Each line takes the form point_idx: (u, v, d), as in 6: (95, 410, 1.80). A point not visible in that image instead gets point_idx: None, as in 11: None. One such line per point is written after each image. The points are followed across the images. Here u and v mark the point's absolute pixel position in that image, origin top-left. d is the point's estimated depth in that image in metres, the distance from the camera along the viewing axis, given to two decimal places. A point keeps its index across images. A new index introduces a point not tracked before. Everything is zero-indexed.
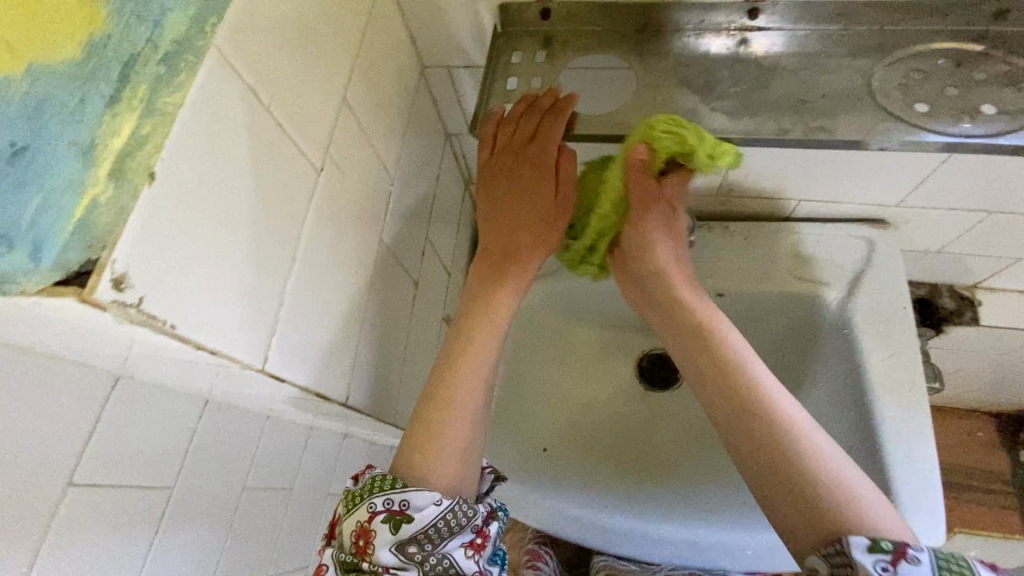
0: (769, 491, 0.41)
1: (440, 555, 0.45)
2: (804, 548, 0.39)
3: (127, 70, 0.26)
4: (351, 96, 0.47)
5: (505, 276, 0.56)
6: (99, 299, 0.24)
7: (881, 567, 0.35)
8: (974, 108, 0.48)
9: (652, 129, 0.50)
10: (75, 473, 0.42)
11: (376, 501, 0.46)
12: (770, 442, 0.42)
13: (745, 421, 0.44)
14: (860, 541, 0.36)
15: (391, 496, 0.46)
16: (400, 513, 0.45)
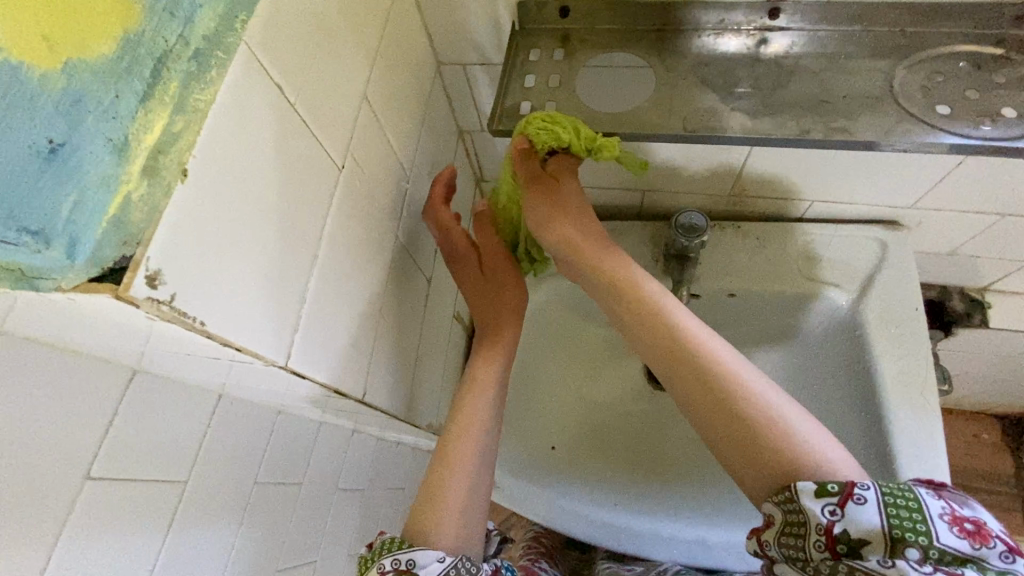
0: (717, 446, 0.41)
1: None
2: (760, 496, 0.39)
3: (159, 66, 0.26)
4: (371, 93, 0.47)
5: (488, 351, 0.63)
6: (134, 296, 0.24)
7: (829, 510, 0.35)
8: (995, 112, 0.48)
9: (527, 125, 0.54)
10: (93, 466, 0.43)
11: (385, 561, 0.48)
12: (708, 395, 0.42)
13: (683, 379, 0.44)
14: (807, 486, 0.36)
15: (398, 555, 0.47)
16: (408, 570, 0.47)
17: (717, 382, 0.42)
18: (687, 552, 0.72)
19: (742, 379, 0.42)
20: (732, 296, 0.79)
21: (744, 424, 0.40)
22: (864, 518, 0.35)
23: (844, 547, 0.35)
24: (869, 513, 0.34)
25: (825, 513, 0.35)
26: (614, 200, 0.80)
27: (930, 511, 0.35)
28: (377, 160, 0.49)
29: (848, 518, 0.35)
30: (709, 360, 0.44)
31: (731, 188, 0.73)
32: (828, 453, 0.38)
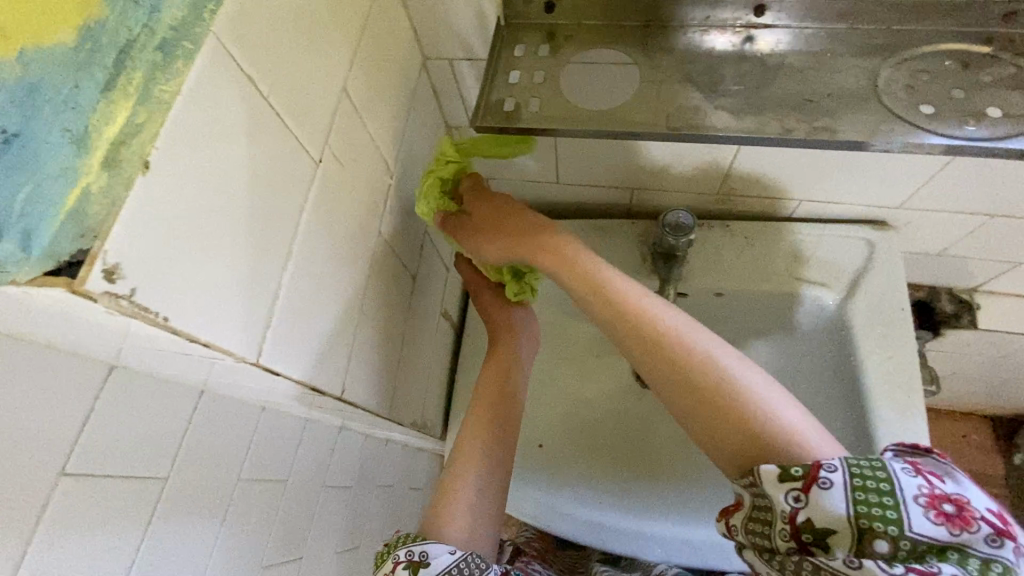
0: (688, 426, 0.41)
1: None
2: (733, 473, 0.39)
3: (122, 56, 0.26)
4: (351, 87, 0.46)
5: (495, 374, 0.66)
6: (90, 290, 0.24)
7: (792, 497, 0.34)
8: (980, 112, 0.47)
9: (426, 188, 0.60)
10: (67, 463, 0.42)
11: (400, 553, 0.50)
12: (676, 376, 0.42)
13: (653, 368, 0.43)
14: (770, 470, 0.35)
15: (412, 547, 0.49)
16: (420, 561, 0.48)
17: (684, 362, 0.42)
18: (670, 551, 0.72)
19: (707, 356, 0.42)
20: (719, 295, 0.79)
21: (713, 403, 0.40)
22: (829, 504, 0.33)
23: (810, 536, 0.34)
24: (835, 500, 0.33)
25: (789, 500, 0.35)
26: (602, 198, 0.80)
27: (905, 494, 0.33)
28: (358, 155, 0.49)
29: (813, 505, 0.34)
30: (674, 340, 0.43)
31: (719, 187, 0.73)
32: (793, 427, 0.38)
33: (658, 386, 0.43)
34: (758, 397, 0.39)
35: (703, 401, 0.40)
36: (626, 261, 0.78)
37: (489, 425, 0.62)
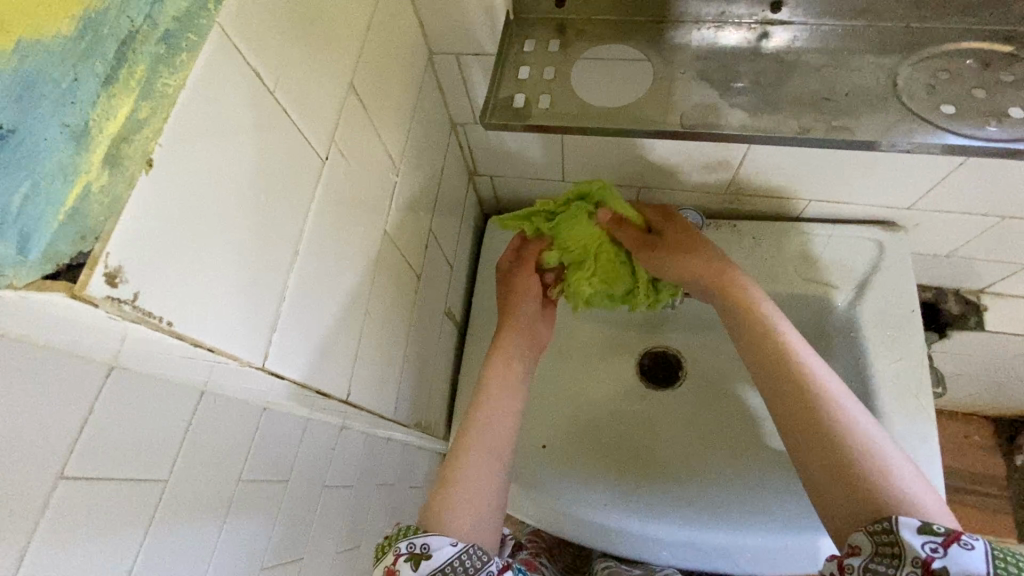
0: (810, 467, 0.43)
1: None
2: (846, 531, 0.40)
3: (123, 48, 0.25)
4: (357, 81, 0.45)
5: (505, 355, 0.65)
6: (91, 295, 0.23)
7: (930, 547, 0.34)
8: (1002, 112, 0.46)
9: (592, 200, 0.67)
10: (66, 465, 0.41)
11: (401, 545, 0.48)
12: (814, 421, 0.44)
13: (796, 405, 0.45)
14: (909, 521, 0.36)
15: (414, 539, 0.48)
16: (421, 554, 0.47)
17: (828, 412, 0.44)
18: (674, 552, 0.71)
19: (858, 422, 0.43)
20: None
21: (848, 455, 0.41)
22: (969, 564, 0.33)
23: None
24: (975, 560, 0.34)
25: (925, 549, 0.35)
26: None
27: None
28: (364, 152, 0.48)
29: (951, 558, 0.34)
30: (826, 392, 0.45)
31: (729, 187, 0.72)
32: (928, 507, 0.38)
33: (792, 421, 0.45)
34: (899, 473, 0.40)
35: (837, 449, 0.42)
36: None
37: (492, 415, 0.59)
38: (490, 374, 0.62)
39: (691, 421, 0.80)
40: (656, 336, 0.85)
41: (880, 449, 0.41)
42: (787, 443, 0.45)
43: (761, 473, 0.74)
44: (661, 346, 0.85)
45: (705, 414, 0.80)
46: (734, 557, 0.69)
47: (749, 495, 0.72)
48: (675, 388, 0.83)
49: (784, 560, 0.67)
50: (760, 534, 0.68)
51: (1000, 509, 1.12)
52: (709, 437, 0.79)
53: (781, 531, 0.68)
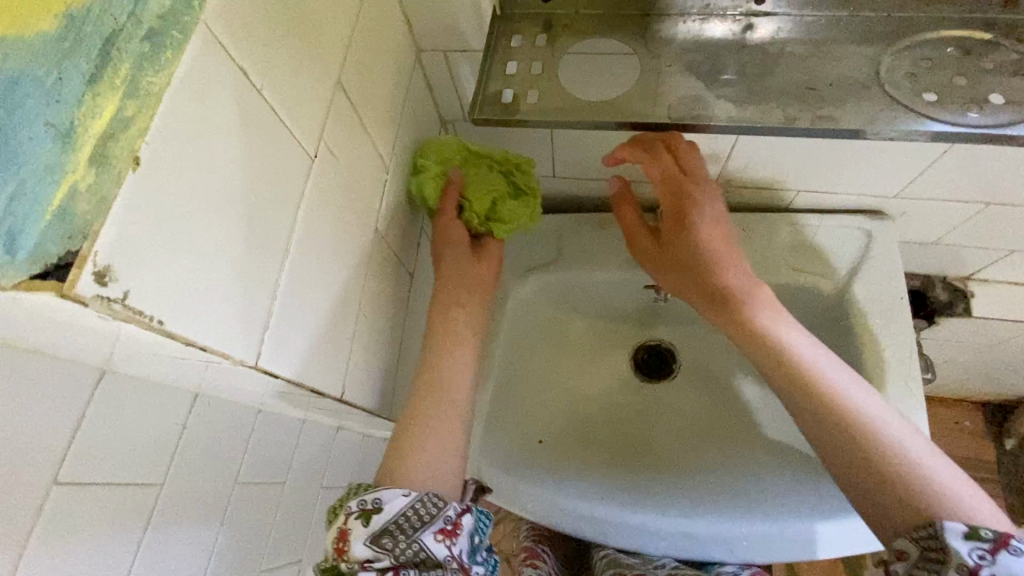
0: (851, 489, 0.41)
1: (413, 543, 0.45)
2: (886, 534, 0.38)
3: (107, 47, 0.26)
4: (345, 78, 0.45)
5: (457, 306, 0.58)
6: (80, 294, 0.22)
7: (977, 555, 0.34)
8: (982, 98, 0.47)
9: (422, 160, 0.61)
10: (60, 470, 0.41)
11: (352, 503, 0.46)
12: (847, 440, 0.41)
13: (825, 422, 0.43)
14: (955, 526, 0.35)
15: (364, 496, 0.46)
16: (373, 509, 0.46)
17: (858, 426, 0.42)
18: (673, 542, 0.69)
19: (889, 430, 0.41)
20: None
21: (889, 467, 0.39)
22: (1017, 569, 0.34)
23: None
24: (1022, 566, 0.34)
25: (972, 557, 0.34)
26: (600, 193, 0.80)
27: None
28: (354, 150, 0.48)
29: (999, 564, 0.34)
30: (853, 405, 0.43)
31: (717, 179, 0.73)
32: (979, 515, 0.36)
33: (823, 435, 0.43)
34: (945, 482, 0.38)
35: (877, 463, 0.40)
36: (622, 255, 0.78)
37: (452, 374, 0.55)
38: (437, 327, 0.57)
39: (686, 415, 0.82)
40: (649, 329, 0.86)
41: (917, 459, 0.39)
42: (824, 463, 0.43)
43: (755, 463, 0.75)
44: (657, 339, 0.86)
45: (699, 406, 0.82)
46: (732, 546, 0.68)
47: (743, 483, 0.73)
48: (669, 380, 0.84)
49: (782, 548, 0.67)
50: (756, 522, 0.68)
51: (990, 493, 1.14)
52: (703, 428, 0.80)
53: (777, 518, 0.68)
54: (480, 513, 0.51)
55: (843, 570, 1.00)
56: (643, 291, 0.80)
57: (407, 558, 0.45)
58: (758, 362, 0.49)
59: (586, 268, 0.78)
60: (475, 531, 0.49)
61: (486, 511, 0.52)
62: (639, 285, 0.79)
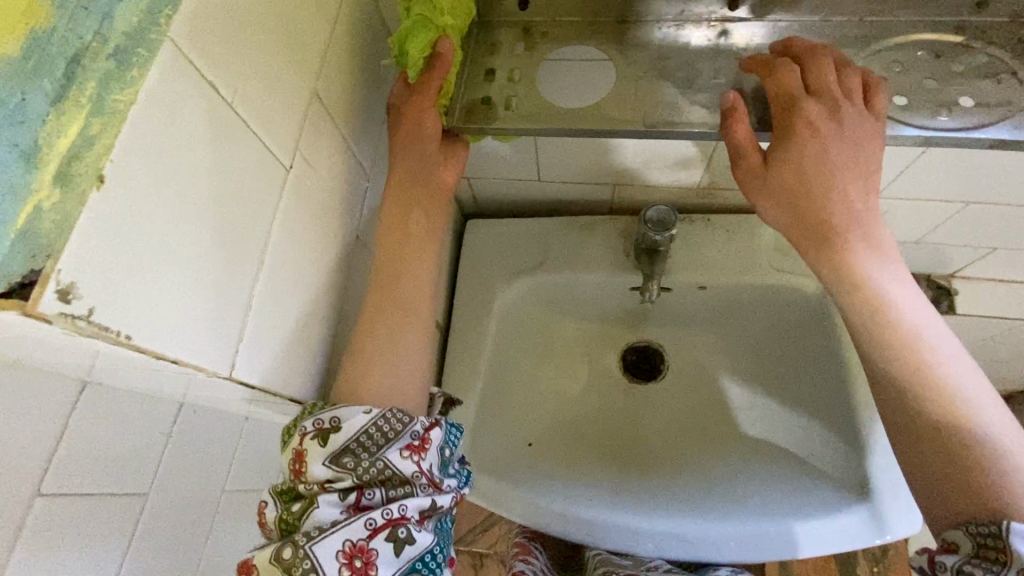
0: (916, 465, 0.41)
1: (377, 461, 0.44)
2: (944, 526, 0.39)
3: (72, 66, 0.26)
4: (321, 88, 0.45)
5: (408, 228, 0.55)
6: (43, 313, 0.23)
7: None
8: (952, 101, 0.48)
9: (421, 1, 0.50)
10: (42, 482, 0.40)
11: (307, 423, 0.46)
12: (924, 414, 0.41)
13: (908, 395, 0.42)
14: (1021, 529, 0.34)
15: (320, 415, 0.46)
16: (330, 428, 0.45)
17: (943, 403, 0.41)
18: (660, 545, 0.69)
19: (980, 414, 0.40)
20: (703, 289, 0.77)
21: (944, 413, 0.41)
22: None
23: None
24: None
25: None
26: (585, 195, 0.80)
27: None
28: (331, 159, 0.48)
29: None
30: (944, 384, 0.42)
31: (700, 181, 0.73)
32: None
33: (884, 381, 0.44)
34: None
35: (938, 414, 0.41)
36: (608, 256, 0.78)
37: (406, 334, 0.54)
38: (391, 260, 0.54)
39: (676, 414, 0.82)
40: (637, 330, 0.86)
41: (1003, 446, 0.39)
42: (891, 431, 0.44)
43: (743, 463, 0.75)
44: (644, 340, 0.86)
45: (689, 406, 0.82)
46: (719, 547, 0.68)
47: (731, 484, 0.74)
48: (656, 381, 0.84)
49: (767, 547, 0.67)
50: (742, 522, 0.69)
51: None
52: (691, 427, 0.80)
53: (761, 518, 0.69)
54: (451, 426, 0.50)
55: (837, 568, 1.01)
56: (630, 292, 0.80)
57: (371, 477, 0.44)
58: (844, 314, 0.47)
59: (572, 271, 0.79)
60: (445, 445, 0.48)
61: (456, 424, 0.50)
62: (625, 286, 0.79)
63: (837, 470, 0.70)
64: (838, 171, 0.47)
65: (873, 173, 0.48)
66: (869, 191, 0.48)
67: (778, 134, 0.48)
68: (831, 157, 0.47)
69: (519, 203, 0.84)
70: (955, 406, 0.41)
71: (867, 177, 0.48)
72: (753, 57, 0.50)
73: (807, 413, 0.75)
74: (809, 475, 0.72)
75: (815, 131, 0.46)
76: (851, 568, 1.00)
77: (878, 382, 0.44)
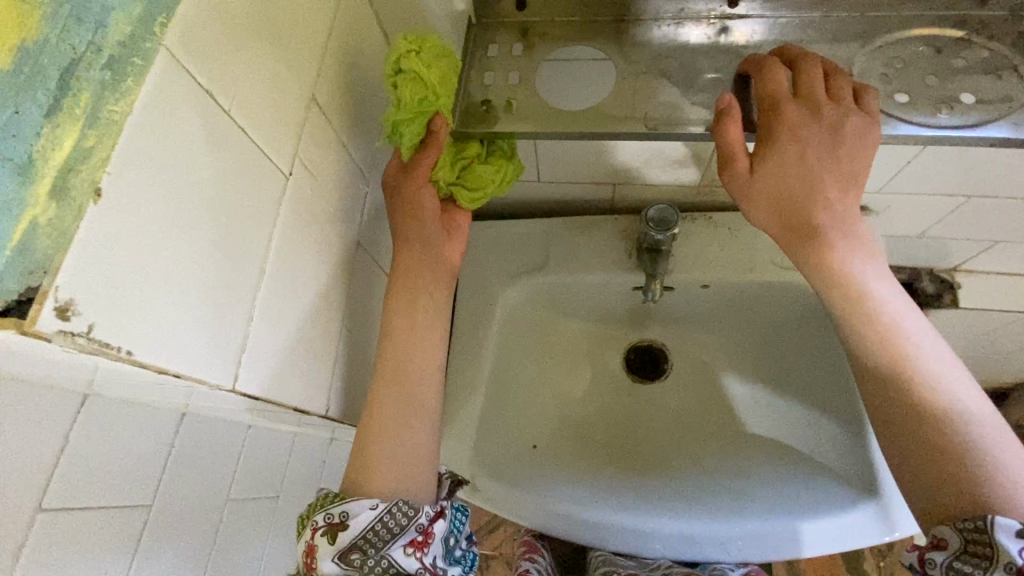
0: (898, 456, 0.41)
1: (382, 557, 0.44)
2: (928, 519, 0.39)
3: (65, 77, 0.25)
4: (319, 93, 0.45)
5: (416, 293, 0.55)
6: (41, 331, 0.23)
7: None
8: (953, 98, 0.48)
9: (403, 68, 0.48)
10: (44, 498, 0.40)
11: (319, 517, 0.46)
12: (909, 410, 0.41)
13: (893, 390, 0.42)
14: (1006, 524, 0.34)
15: (331, 510, 0.46)
16: (339, 524, 0.45)
17: (930, 399, 0.40)
18: (668, 545, 0.69)
19: (965, 410, 0.40)
20: (706, 287, 0.77)
21: (923, 412, 0.40)
22: None
23: None
24: None
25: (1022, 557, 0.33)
26: (586, 195, 0.79)
27: None
28: (330, 165, 0.48)
29: None
30: (928, 377, 0.41)
31: (701, 180, 0.72)
32: None
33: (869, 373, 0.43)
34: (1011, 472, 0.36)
35: (921, 408, 0.40)
36: (609, 257, 0.78)
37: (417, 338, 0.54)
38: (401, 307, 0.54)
39: (681, 414, 0.81)
40: (640, 330, 0.86)
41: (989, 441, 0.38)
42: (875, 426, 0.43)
43: (749, 462, 0.75)
44: (648, 339, 0.86)
45: (694, 406, 0.81)
46: (726, 546, 0.68)
47: (737, 484, 0.73)
48: (661, 380, 0.84)
49: (772, 547, 0.67)
50: (748, 521, 0.68)
51: None
52: (696, 427, 0.80)
53: (769, 518, 0.68)
54: (455, 512, 0.52)
55: (843, 563, 1.01)
56: (632, 292, 0.79)
57: (377, 574, 0.44)
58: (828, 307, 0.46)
59: (574, 272, 0.78)
60: (449, 534, 0.49)
61: (461, 510, 0.52)
62: (627, 286, 0.79)
63: (842, 467, 0.70)
64: (823, 169, 0.46)
65: (857, 177, 0.47)
66: (853, 195, 0.47)
67: (761, 135, 0.47)
68: (812, 159, 0.46)
69: (519, 204, 0.84)
70: (933, 403, 0.40)
71: (851, 181, 0.47)
72: (748, 60, 0.50)
73: (812, 410, 0.75)
74: (816, 473, 0.71)
75: (796, 130, 0.46)
76: (857, 563, 1.00)
77: (862, 375, 0.44)
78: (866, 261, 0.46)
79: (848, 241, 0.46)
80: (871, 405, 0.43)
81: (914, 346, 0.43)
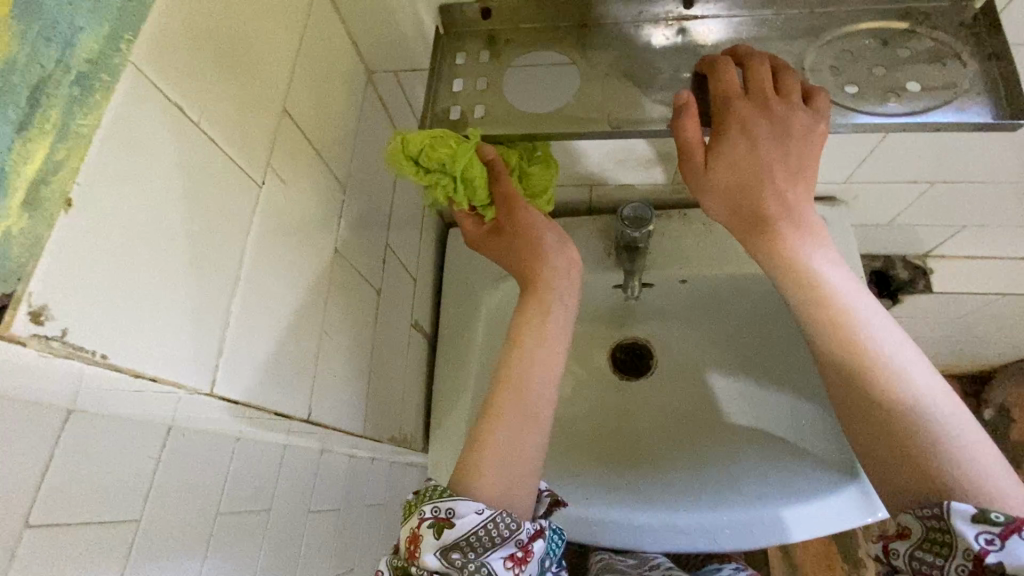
0: (857, 435, 0.43)
1: (480, 564, 0.44)
2: (897, 505, 0.40)
3: (37, 92, 0.26)
4: (291, 104, 0.46)
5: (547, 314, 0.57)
6: (15, 334, 0.24)
7: (985, 539, 0.34)
8: (900, 86, 0.50)
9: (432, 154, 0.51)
10: (30, 514, 0.38)
11: (426, 508, 0.46)
12: (864, 389, 0.42)
13: (845, 372, 0.43)
14: (962, 509, 0.35)
15: (439, 504, 0.46)
16: (445, 520, 0.45)
17: (883, 379, 0.42)
18: (659, 537, 0.70)
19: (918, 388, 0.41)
20: (684, 282, 0.79)
21: (875, 390, 0.42)
22: None
23: None
24: None
25: (979, 541, 0.34)
26: (563, 197, 0.81)
27: None
28: (305, 175, 0.49)
29: (1010, 552, 0.33)
30: (881, 357, 0.43)
31: (673, 178, 0.74)
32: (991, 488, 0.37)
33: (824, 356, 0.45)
34: (959, 446, 0.38)
35: (875, 387, 0.42)
36: (589, 256, 0.79)
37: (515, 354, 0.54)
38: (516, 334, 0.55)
39: (667, 407, 0.82)
40: (625, 328, 0.87)
41: (939, 417, 0.40)
42: (833, 406, 0.45)
43: (737, 451, 0.76)
44: (631, 337, 0.87)
45: (680, 400, 0.82)
46: (717, 537, 0.69)
47: (727, 475, 0.74)
48: (646, 378, 0.85)
49: (764, 535, 0.68)
50: (738, 510, 0.70)
51: None
52: (685, 420, 0.81)
53: (756, 506, 0.70)
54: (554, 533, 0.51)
55: (838, 552, 1.02)
56: (614, 290, 0.81)
57: None
58: (783, 293, 0.48)
59: None
60: (545, 554, 0.49)
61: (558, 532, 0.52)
62: (608, 285, 0.80)
63: (826, 452, 0.71)
64: (772, 163, 0.48)
65: (805, 170, 0.49)
66: (803, 187, 0.49)
67: (714, 132, 0.50)
68: (763, 153, 0.48)
69: None
70: (887, 381, 0.41)
71: (800, 173, 0.49)
72: (703, 60, 0.52)
73: (794, 397, 0.76)
74: (799, 460, 0.72)
75: (746, 127, 0.48)
76: (851, 551, 1.01)
77: (816, 357, 0.46)
78: (817, 249, 0.48)
79: (798, 231, 0.48)
80: (830, 387, 0.45)
81: (868, 328, 0.44)
